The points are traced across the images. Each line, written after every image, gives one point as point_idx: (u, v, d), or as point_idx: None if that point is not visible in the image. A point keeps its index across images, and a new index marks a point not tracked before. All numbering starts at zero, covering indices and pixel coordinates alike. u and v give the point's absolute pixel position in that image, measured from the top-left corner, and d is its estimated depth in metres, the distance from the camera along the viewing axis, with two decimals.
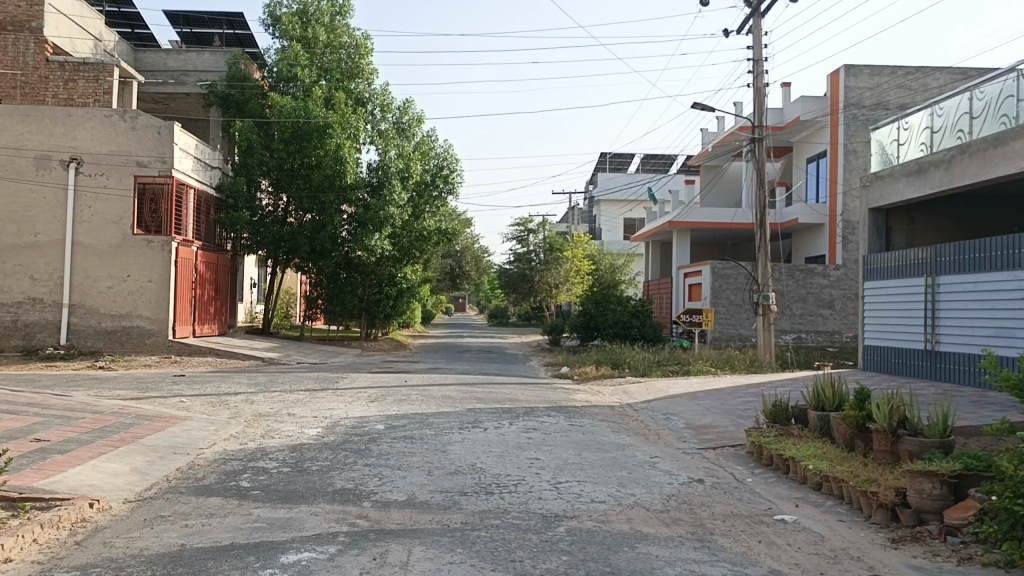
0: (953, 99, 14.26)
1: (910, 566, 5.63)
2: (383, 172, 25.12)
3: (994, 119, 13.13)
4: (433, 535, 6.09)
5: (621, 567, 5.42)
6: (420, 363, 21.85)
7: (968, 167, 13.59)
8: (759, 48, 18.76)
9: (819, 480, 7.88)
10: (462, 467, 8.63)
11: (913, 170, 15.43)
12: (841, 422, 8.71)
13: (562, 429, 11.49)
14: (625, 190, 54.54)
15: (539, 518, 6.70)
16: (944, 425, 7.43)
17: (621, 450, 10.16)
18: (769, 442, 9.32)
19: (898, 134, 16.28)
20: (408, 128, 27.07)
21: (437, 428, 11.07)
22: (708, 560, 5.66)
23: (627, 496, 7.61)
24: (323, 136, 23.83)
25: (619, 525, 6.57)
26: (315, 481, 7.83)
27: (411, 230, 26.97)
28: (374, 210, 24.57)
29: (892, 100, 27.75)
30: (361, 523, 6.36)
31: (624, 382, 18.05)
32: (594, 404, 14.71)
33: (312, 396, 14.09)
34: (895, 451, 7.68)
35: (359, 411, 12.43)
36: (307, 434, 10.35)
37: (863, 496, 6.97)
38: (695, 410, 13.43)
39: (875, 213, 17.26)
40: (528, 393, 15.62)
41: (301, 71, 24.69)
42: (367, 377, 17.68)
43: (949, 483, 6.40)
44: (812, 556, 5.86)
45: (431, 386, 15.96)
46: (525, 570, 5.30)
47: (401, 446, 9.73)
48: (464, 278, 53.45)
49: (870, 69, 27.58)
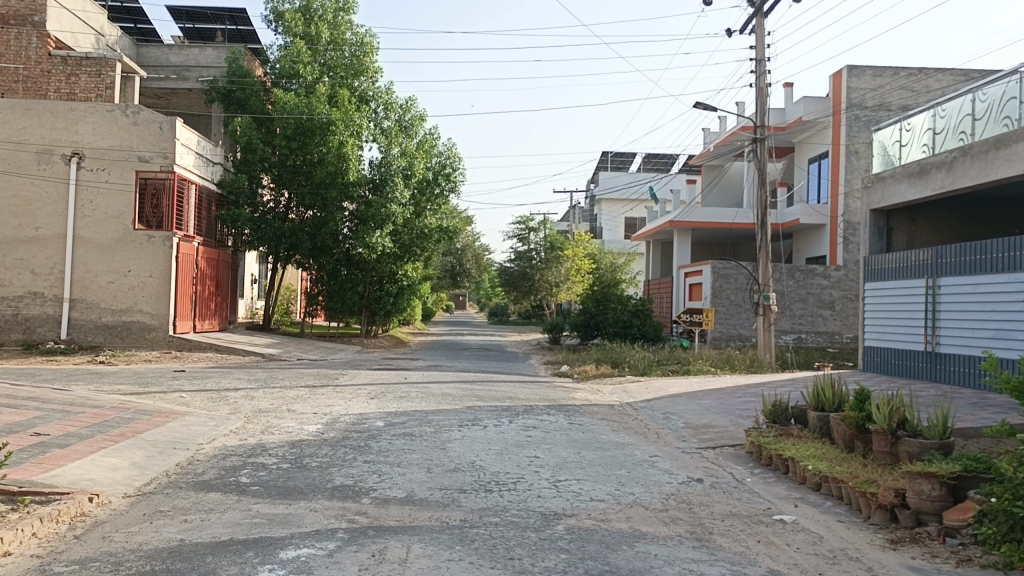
0: (956, 100, 14.23)
1: (908, 567, 5.64)
2: (386, 169, 25.08)
3: (996, 121, 13.11)
4: (432, 532, 6.09)
5: (620, 566, 5.41)
6: (419, 361, 21.84)
7: (970, 169, 13.58)
8: (762, 47, 18.73)
9: (818, 480, 7.89)
10: (461, 465, 8.62)
11: (915, 171, 15.41)
12: (841, 423, 8.70)
13: (562, 428, 11.49)
14: (626, 189, 54.58)
15: (537, 515, 6.70)
16: (944, 427, 7.45)
17: (621, 449, 10.16)
18: (769, 441, 9.32)
19: (900, 135, 16.25)
20: (410, 126, 27.03)
21: (436, 425, 11.07)
22: (706, 559, 5.67)
23: (626, 495, 7.61)
24: (325, 133, 23.83)
25: (618, 523, 6.57)
26: (314, 477, 7.81)
27: (412, 228, 26.97)
28: (376, 207, 24.50)
29: (894, 101, 27.72)
30: (361, 519, 6.36)
31: (624, 380, 18.05)
32: (593, 403, 14.70)
33: (312, 393, 14.08)
34: (894, 452, 7.68)
35: (358, 408, 12.41)
36: (306, 430, 10.35)
37: (862, 496, 6.98)
38: (694, 410, 13.43)
39: (876, 214, 17.24)
40: (528, 392, 15.62)
41: (303, 68, 24.73)
42: (367, 374, 17.68)
43: (948, 484, 6.40)
44: (811, 556, 5.86)
45: (431, 383, 15.96)
46: (523, 568, 5.30)
47: (401, 443, 9.72)
48: (464, 275, 53.49)
49: (872, 70, 27.57)
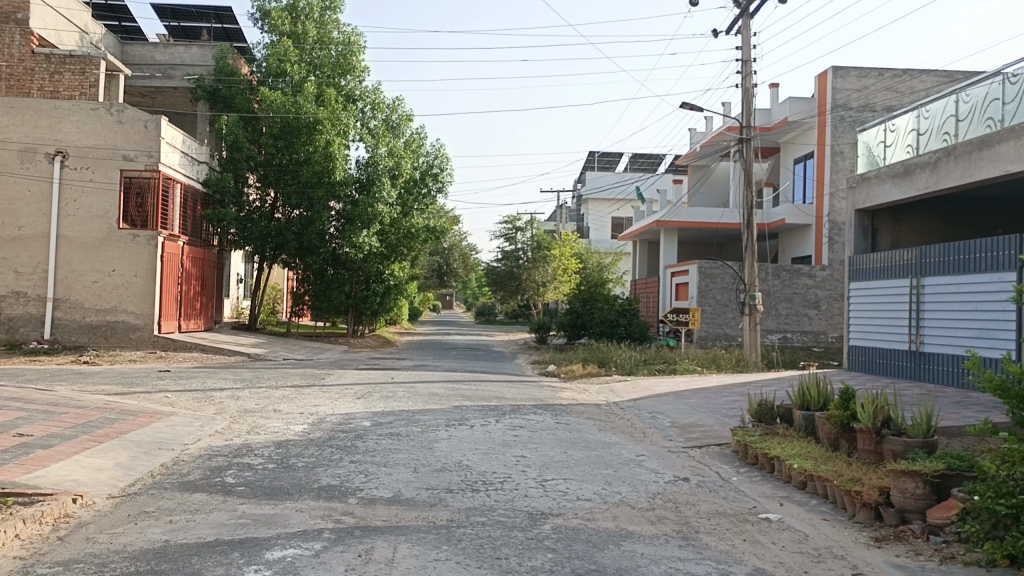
0: (940, 101, 14.35)
1: (892, 565, 5.67)
2: (373, 168, 24.99)
3: (979, 122, 13.23)
4: (419, 532, 6.08)
5: (606, 565, 5.42)
6: (406, 360, 21.81)
7: (954, 169, 13.68)
8: (748, 48, 18.80)
9: (803, 479, 7.93)
10: (448, 464, 8.62)
11: (899, 171, 15.52)
12: (825, 422, 8.75)
13: (549, 427, 11.50)
14: (613, 189, 54.67)
15: (524, 515, 6.70)
16: (928, 426, 7.50)
17: (608, 448, 10.17)
18: (754, 440, 9.36)
19: (885, 136, 16.36)
20: (398, 126, 26.95)
21: (424, 424, 11.05)
22: (692, 558, 5.68)
23: (613, 494, 7.63)
24: (312, 132, 23.75)
25: (605, 523, 6.58)
26: (300, 477, 7.78)
27: (399, 227, 26.91)
28: (363, 207, 24.43)
29: (879, 102, 27.91)
30: (347, 520, 6.34)
31: (611, 380, 18.09)
32: (580, 402, 14.72)
33: (298, 393, 14.03)
34: (879, 451, 7.73)
35: (345, 408, 12.37)
36: (293, 430, 10.31)
37: (846, 495, 7.02)
38: (681, 409, 13.47)
39: (860, 214, 17.34)
40: (515, 391, 15.63)
41: (290, 67, 24.65)
42: (354, 374, 17.64)
43: (929, 482, 6.47)
44: (796, 555, 5.89)
45: (418, 383, 15.94)
46: (510, 568, 5.30)
47: (388, 442, 9.70)
48: (452, 275, 53.46)
49: (856, 71, 27.75)
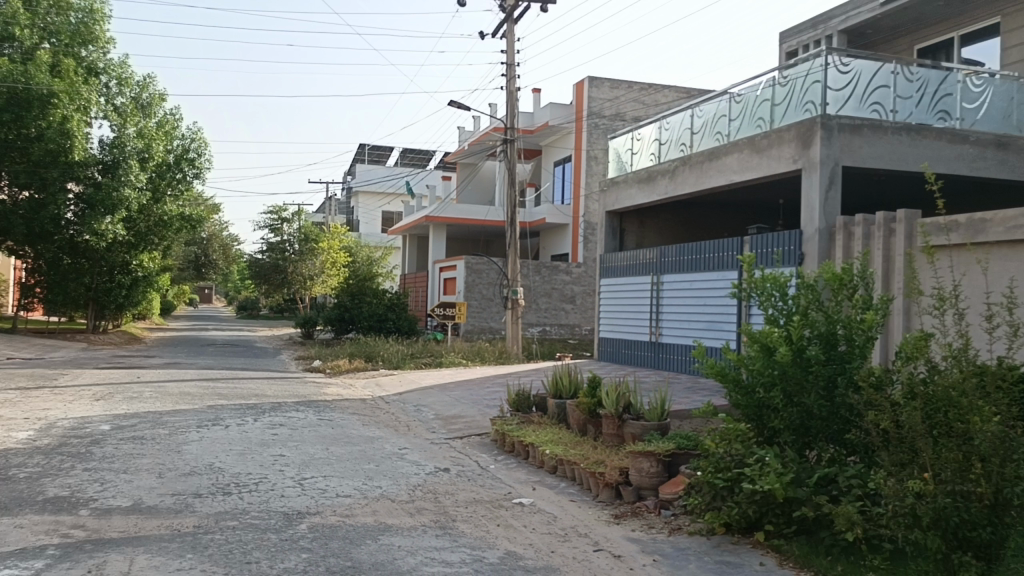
0: (678, 115, 15.81)
1: (628, 539, 6.18)
2: (119, 150, 22.94)
3: (709, 135, 14.75)
4: (161, 541, 5.69)
5: (362, 561, 5.41)
6: (156, 358, 20.28)
7: (689, 177, 15.13)
8: (511, 53, 19.53)
9: (554, 464, 8.40)
10: (198, 467, 8.14)
11: (643, 177, 16.89)
12: (574, 409, 9.32)
13: (310, 424, 11.23)
14: (383, 183, 54.45)
15: (279, 516, 6.50)
16: (661, 409, 8.24)
17: (370, 443, 10.13)
18: (511, 429, 9.76)
19: (631, 144, 17.72)
20: (148, 105, 24.94)
21: (172, 427, 10.34)
22: (448, 547, 5.83)
23: (373, 489, 7.62)
24: (45, 106, 21.33)
25: (363, 518, 6.56)
26: (22, 491, 6.98)
27: (149, 214, 24.96)
28: (106, 191, 22.37)
29: (628, 111, 30.18)
30: (77, 534, 5.79)
31: (377, 374, 18.02)
32: (344, 398, 14.52)
33: (24, 395, 12.56)
34: (620, 434, 8.38)
35: (80, 411, 11.26)
36: (15, 438, 9.22)
37: (591, 477, 7.53)
38: (444, 401, 13.74)
39: (611, 215, 18.66)
40: (275, 388, 15.09)
41: (19, 31, 21.94)
42: (93, 374, 16.09)
43: (659, 461, 7.08)
44: (544, 536, 6.24)
45: (167, 382, 14.89)
46: (261, 572, 5.12)
47: (129, 447, 8.97)
48: (211, 267, 50.50)
49: (609, 82, 29.81)
